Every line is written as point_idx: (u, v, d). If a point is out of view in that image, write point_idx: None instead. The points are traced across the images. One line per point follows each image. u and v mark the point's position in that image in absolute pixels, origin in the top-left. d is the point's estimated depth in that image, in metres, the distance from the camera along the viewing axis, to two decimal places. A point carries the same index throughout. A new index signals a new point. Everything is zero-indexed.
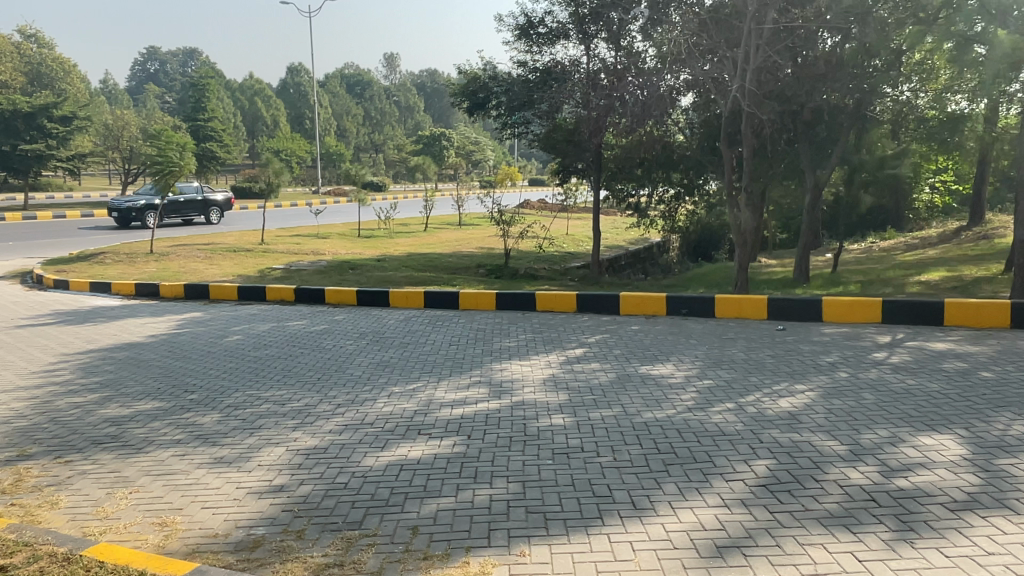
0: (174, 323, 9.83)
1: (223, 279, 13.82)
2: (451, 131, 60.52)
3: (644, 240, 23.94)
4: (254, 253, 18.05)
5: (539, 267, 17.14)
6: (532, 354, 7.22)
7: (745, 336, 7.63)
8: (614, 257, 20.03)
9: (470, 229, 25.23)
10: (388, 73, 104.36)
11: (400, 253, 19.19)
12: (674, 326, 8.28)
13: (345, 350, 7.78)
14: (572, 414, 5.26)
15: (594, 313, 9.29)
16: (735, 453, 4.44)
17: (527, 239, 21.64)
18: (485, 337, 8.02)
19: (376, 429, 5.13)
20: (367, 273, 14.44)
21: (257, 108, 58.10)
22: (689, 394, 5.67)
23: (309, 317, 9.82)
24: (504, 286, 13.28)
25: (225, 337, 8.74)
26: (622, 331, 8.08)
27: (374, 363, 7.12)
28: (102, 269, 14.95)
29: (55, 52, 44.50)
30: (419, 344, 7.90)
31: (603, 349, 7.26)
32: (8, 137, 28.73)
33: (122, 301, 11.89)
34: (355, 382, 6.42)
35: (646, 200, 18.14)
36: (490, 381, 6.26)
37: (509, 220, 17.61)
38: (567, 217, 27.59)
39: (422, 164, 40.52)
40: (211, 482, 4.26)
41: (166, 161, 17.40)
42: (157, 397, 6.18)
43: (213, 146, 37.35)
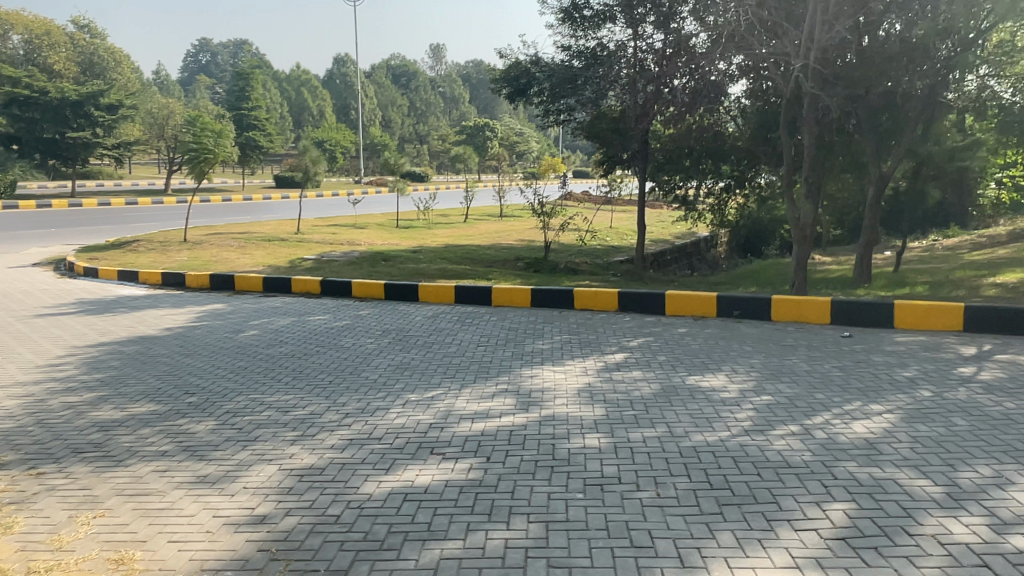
0: (194, 316, 9.39)
1: (253, 269, 13.42)
2: (494, 121, 59.87)
3: (691, 235, 22.92)
4: (289, 243, 17.70)
5: (580, 261, 16.32)
6: (566, 359, 6.52)
7: (807, 343, 6.80)
8: (659, 252, 19.16)
9: (510, 221, 24.59)
10: (433, 65, 104.00)
11: (436, 244, 18.58)
12: (726, 329, 7.47)
13: (365, 349, 7.19)
14: (608, 434, 4.55)
15: (636, 313, 8.54)
16: (805, 492, 3.68)
17: (568, 233, 20.84)
18: (516, 339, 7.34)
19: (383, 446, 4.49)
20: (400, 266, 13.89)
21: (303, 99, 58.36)
22: (745, 413, 4.90)
23: (333, 312, 9.27)
24: (542, 282, 12.56)
25: (242, 332, 8.25)
26: (668, 334, 7.32)
27: (392, 365, 6.51)
28: (134, 257, 14.73)
29: (107, 42, 45.21)
30: (444, 344, 7.25)
31: (646, 354, 6.53)
32: (56, 125, 29.05)
33: (147, 291, 11.55)
34: (370, 388, 5.81)
35: (693, 194, 17.17)
36: (517, 389, 5.59)
37: (550, 212, 16.85)
38: (611, 210, 26.74)
39: (464, 154, 39.98)
40: (187, 508, 3.68)
41: (202, 148, 17.14)
42: (155, 399, 5.67)
43: (256, 136, 37.41)
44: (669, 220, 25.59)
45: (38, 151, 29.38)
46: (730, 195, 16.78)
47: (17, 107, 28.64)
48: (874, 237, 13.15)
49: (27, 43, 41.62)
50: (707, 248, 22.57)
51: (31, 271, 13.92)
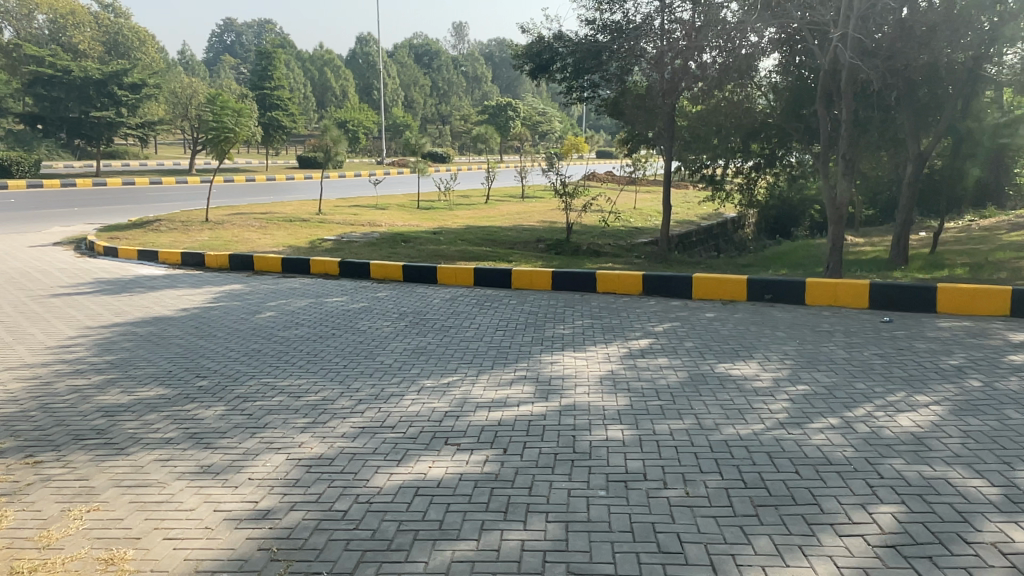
0: (210, 296, 9.24)
1: (273, 250, 13.30)
2: (517, 101, 59.22)
3: (717, 216, 22.40)
4: (310, 224, 17.56)
5: (603, 243, 15.97)
6: (588, 344, 6.24)
7: (844, 329, 6.45)
8: (684, 233, 18.74)
9: (532, 202, 24.25)
10: (456, 44, 103.13)
11: (458, 225, 18.32)
12: (757, 314, 7.14)
13: (380, 332, 6.98)
14: (632, 426, 4.28)
15: (662, 297, 8.22)
16: (848, 493, 3.38)
17: (592, 213, 20.46)
18: (535, 323, 7.06)
19: (395, 435, 4.27)
20: (420, 247, 13.65)
21: (326, 78, 58.19)
22: (780, 405, 4.59)
23: (350, 294, 9.07)
24: (564, 264, 12.25)
25: (258, 314, 8.08)
26: (696, 319, 7.00)
27: (408, 349, 6.28)
28: (155, 237, 14.67)
29: (132, 22, 45.32)
30: (462, 328, 7.01)
31: (672, 340, 6.23)
32: (80, 105, 29.17)
33: (165, 271, 11.44)
34: (384, 373, 5.59)
35: (720, 173, 16.69)
36: (536, 376, 5.34)
37: (573, 192, 16.50)
38: (635, 189, 26.24)
39: (486, 133, 39.55)
40: (186, 502, 3.49)
41: (222, 127, 16.99)
42: (163, 383, 5.51)
43: (279, 115, 37.29)
44: (695, 201, 25.06)
45: (63, 130, 29.56)
46: (758, 175, 16.27)
47: (42, 86, 28.83)
48: (911, 217, 12.64)
49: (52, 22, 41.92)
50: (734, 230, 22.06)
51: (52, 250, 13.92)
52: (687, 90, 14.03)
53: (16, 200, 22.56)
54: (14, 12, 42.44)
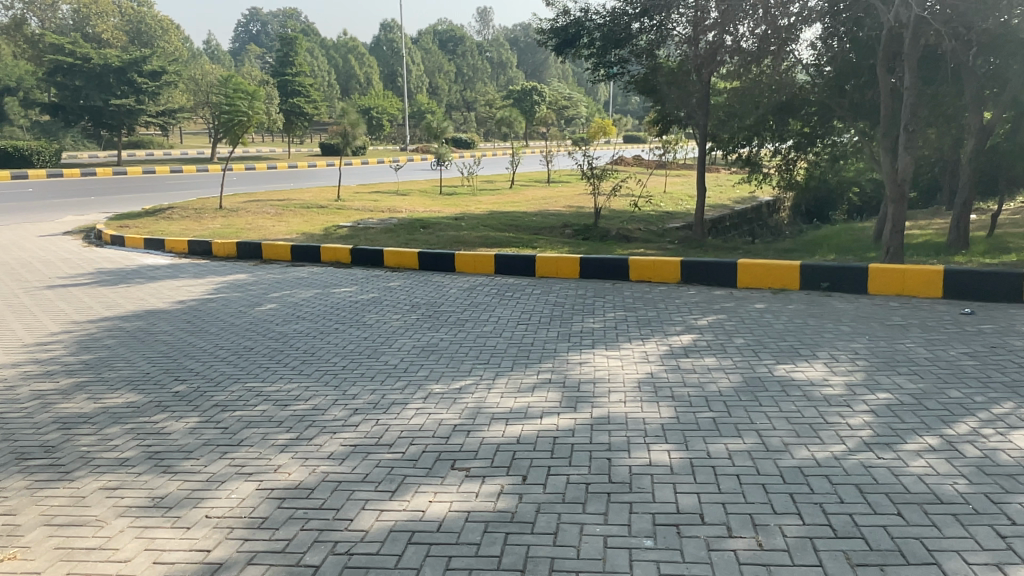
0: (211, 287, 8.60)
1: (285, 238, 12.67)
2: (542, 85, 58.00)
3: (752, 199, 21.29)
4: (328, 211, 16.90)
5: (633, 228, 15.07)
6: (621, 341, 5.43)
7: (920, 323, 5.57)
8: (718, 218, 17.76)
9: (558, 186, 23.35)
10: (481, 29, 101.50)
11: (480, 211, 17.54)
12: (814, 305, 6.27)
13: (388, 327, 6.24)
14: (682, 447, 3.48)
15: (703, 285, 7.37)
16: (974, 547, 2.58)
17: (621, 198, 19.51)
18: (561, 317, 6.26)
19: (392, 457, 3.53)
20: (438, 233, 12.90)
21: (350, 65, 57.51)
22: (860, 419, 3.77)
23: (359, 284, 8.36)
24: (592, 250, 11.42)
25: (257, 306, 7.41)
26: (745, 310, 6.16)
27: (417, 347, 5.53)
28: (165, 225, 14.12)
29: (155, 11, 45.06)
30: (479, 322, 6.23)
31: (720, 336, 5.41)
32: (101, 93, 28.85)
33: (171, 260, 10.85)
34: (386, 376, 4.85)
35: (758, 155, 15.65)
36: (562, 381, 4.55)
37: (601, 175, 15.58)
38: (665, 173, 25.20)
39: (510, 117, 38.53)
40: (123, 549, 2.80)
41: (235, 111, 16.37)
42: (137, 388, 4.84)
43: (300, 102, 36.64)
44: (729, 184, 23.94)
45: (83, 118, 29.30)
46: (799, 158, 15.21)
47: (62, 75, 28.57)
48: (972, 200, 11.56)
49: (77, 12, 41.72)
50: (769, 214, 20.98)
51: (60, 239, 13.42)
52: (723, 63, 13.02)
53: (33, 189, 22.25)
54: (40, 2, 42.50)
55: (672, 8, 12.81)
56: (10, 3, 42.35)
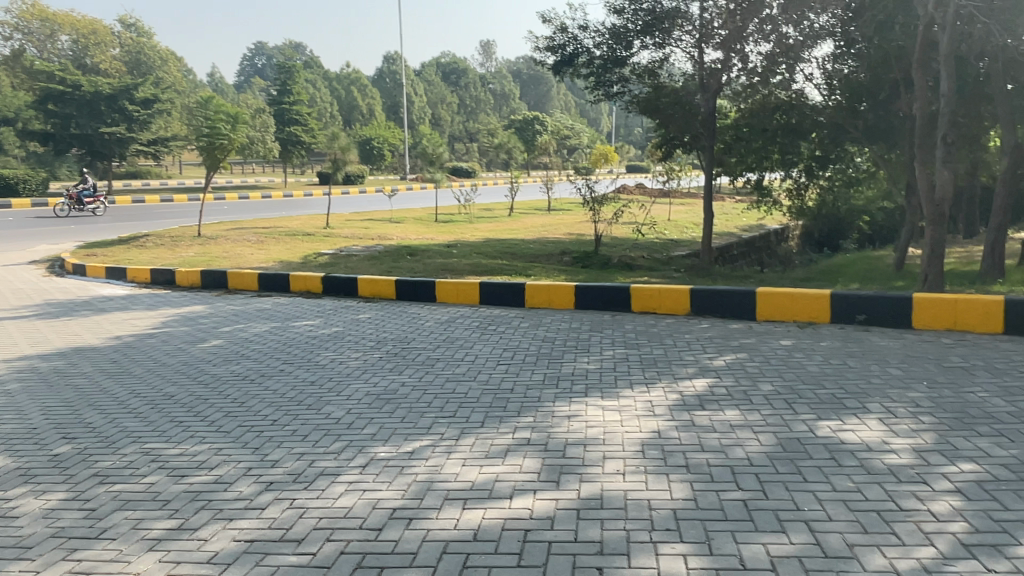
0: (160, 320, 7.64)
1: (260, 267, 11.76)
2: (544, 115, 57.62)
3: (760, 227, 20.36)
4: (314, 238, 16.02)
5: (637, 256, 14.11)
6: (619, 388, 4.40)
7: (985, 365, 4.56)
8: (725, 246, 16.86)
9: (558, 214, 22.48)
10: (483, 61, 101.49)
11: (475, 238, 16.63)
12: (852, 342, 5.26)
13: (343, 367, 5.24)
14: (705, 551, 2.46)
15: (716, 318, 6.38)
16: None
17: (623, 225, 18.60)
18: (550, 357, 5.22)
19: (293, 564, 2.52)
20: (425, 261, 11.97)
21: (352, 97, 57.24)
22: (946, 505, 2.75)
23: (325, 316, 7.39)
24: (591, 279, 10.44)
25: (202, 341, 6.43)
26: (769, 348, 5.16)
27: (372, 395, 4.51)
28: (136, 253, 13.20)
29: (155, 41, 44.78)
30: (451, 362, 5.20)
31: (742, 381, 4.39)
32: (91, 121, 28.21)
33: (129, 291, 9.91)
34: (322, 435, 3.83)
35: (767, 180, 14.75)
36: (545, 443, 3.53)
37: (602, 201, 14.66)
38: (669, 202, 24.37)
39: (511, 145, 37.86)
40: None
41: (216, 136, 15.53)
42: (10, 450, 3.84)
43: (297, 131, 36.04)
44: (736, 211, 23.00)
45: (73, 147, 28.61)
46: (810, 184, 14.24)
47: (53, 103, 27.80)
48: (1007, 224, 10.56)
49: (76, 42, 41.30)
50: (778, 242, 20.04)
51: (21, 268, 12.51)
52: (729, 82, 12.19)
53: (15, 217, 21.47)
54: (39, 33, 42.11)
55: (675, 25, 11.94)
56: (8, 33, 42.03)
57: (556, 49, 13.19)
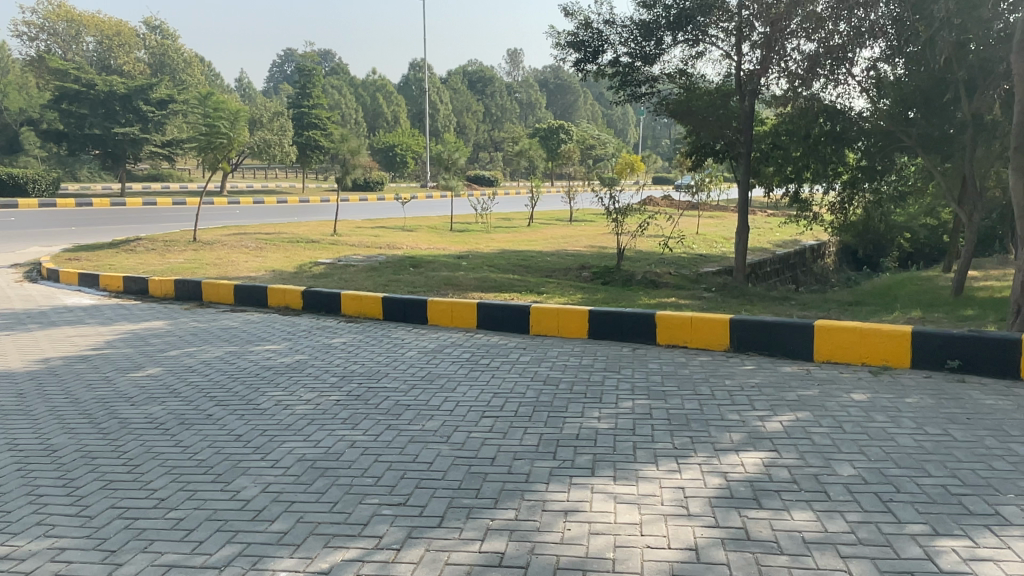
0: (109, 337, 6.60)
1: (248, 277, 10.73)
2: (571, 125, 56.50)
3: (795, 242, 19.01)
4: (318, 246, 15.02)
5: (663, 272, 12.90)
6: (638, 462, 3.22)
7: None
8: (758, 262, 15.57)
9: (580, 225, 21.32)
10: (511, 70, 100.50)
11: (490, 249, 15.53)
12: (948, 400, 4.03)
13: (287, 414, 4.09)
14: None
15: (764, 356, 5.16)
16: None
17: (648, 238, 17.36)
18: (550, 408, 4.04)
19: None
20: (428, 274, 10.87)
21: (377, 104, 56.65)
22: None
23: (294, 339, 6.27)
24: (610, 298, 9.26)
25: (137, 368, 5.33)
26: (839, 407, 3.93)
27: (306, 462, 3.36)
28: (121, 258, 12.25)
29: (180, 45, 44.43)
30: (422, 412, 4.04)
31: (811, 461, 3.19)
32: (105, 121, 27.62)
33: (95, 301, 8.91)
34: (214, 531, 2.71)
35: (808, 194, 13.37)
36: (527, 569, 2.35)
37: (626, 211, 13.46)
38: (698, 215, 23.11)
39: (535, 154, 36.83)
40: None
41: (213, 135, 14.60)
42: None
43: (317, 135, 35.29)
44: (769, 226, 21.60)
45: (88, 147, 28.04)
46: (857, 197, 12.66)
47: (68, 102, 27.27)
48: None
49: (100, 44, 41.05)
50: (814, 259, 18.72)
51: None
52: (769, 86, 10.89)
53: (18, 217, 20.75)
54: (64, 34, 41.81)
55: (710, 22, 10.65)
56: (36, 34, 42.01)
57: (580, 46, 11.71)
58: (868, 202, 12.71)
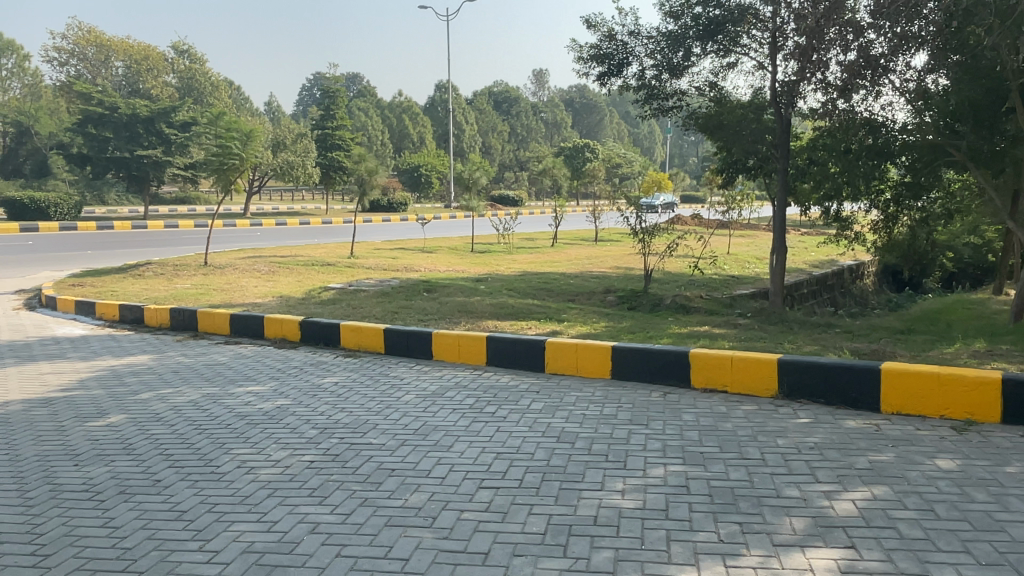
0: (84, 374, 6.02)
1: (253, 303, 10.16)
2: (596, 144, 55.95)
3: (832, 262, 18.06)
4: (331, 269, 14.48)
5: (693, 295, 12.10)
6: (673, 565, 2.48)
7: None
8: (795, 284, 14.68)
9: (606, 245, 20.58)
10: (536, 91, 100.59)
11: (511, 271, 14.86)
12: None
13: (248, 482, 3.42)
14: None
15: (819, 405, 4.39)
16: None
17: (677, 259, 16.54)
18: (563, 476, 3.31)
19: None
20: (442, 299, 10.20)
21: (402, 125, 56.65)
22: None
23: (283, 377, 5.62)
24: (636, 326, 8.51)
25: (98, 417, 4.69)
26: (925, 481, 3.15)
27: (253, 556, 2.67)
28: (126, 284, 11.77)
29: (206, 69, 44.78)
30: (408, 480, 3.33)
31: (902, 565, 2.44)
32: (128, 144, 27.63)
33: (87, 331, 8.38)
34: None
35: (848, 211, 12.44)
36: None
37: (653, 231, 12.70)
38: (729, 234, 22.23)
39: (559, 173, 36.19)
40: None
41: (225, 156, 14.13)
42: None
43: (340, 155, 35.10)
44: (804, 245, 20.63)
45: (111, 171, 28.04)
46: (902, 214, 11.63)
47: (92, 126, 27.35)
48: None
49: (128, 69, 41.50)
50: (852, 280, 17.78)
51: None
52: (805, 98, 10.07)
53: (35, 240, 20.57)
54: (94, 59, 42.37)
55: (741, 32, 9.89)
56: (66, 59, 42.64)
57: (603, 60, 10.84)
58: (914, 219, 11.69)
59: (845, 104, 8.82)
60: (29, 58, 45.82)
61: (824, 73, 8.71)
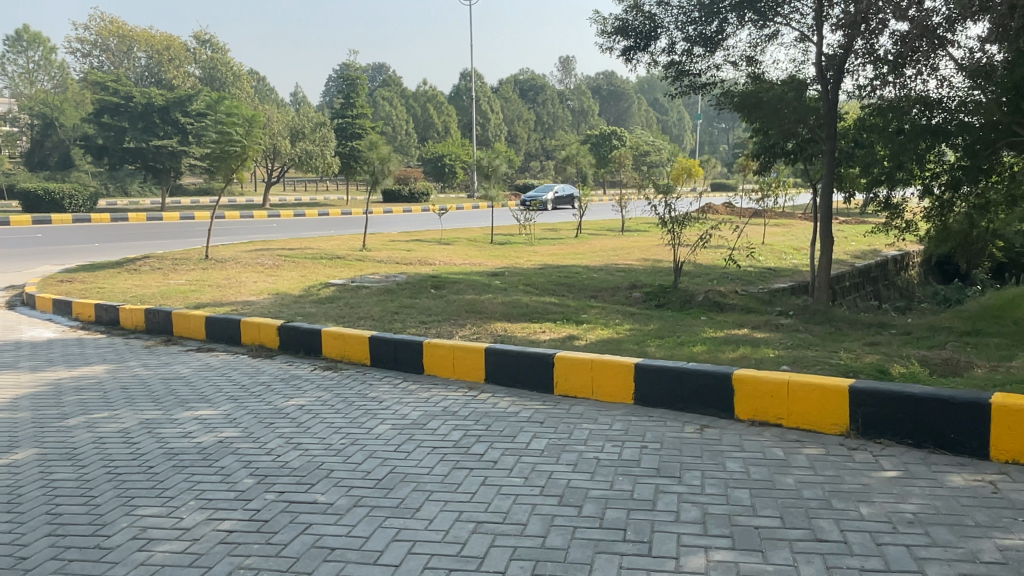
0: (21, 390, 5.20)
1: (245, 301, 9.35)
2: (624, 131, 54.62)
3: (876, 252, 16.80)
4: (340, 262, 13.66)
5: (728, 290, 11.06)
6: None
7: None
8: (837, 276, 13.50)
9: (633, 235, 19.53)
10: (563, 78, 99.01)
11: (531, 264, 13.87)
12: None
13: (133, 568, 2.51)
14: None
15: (906, 448, 3.37)
16: None
17: (707, 251, 15.45)
18: (561, 569, 2.36)
19: None
20: (451, 297, 9.30)
21: (426, 114, 55.85)
22: None
23: (243, 397, 4.74)
24: (665, 328, 7.51)
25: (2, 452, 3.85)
26: None
27: None
28: (116, 280, 11.02)
29: (228, 58, 44.29)
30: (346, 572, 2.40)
31: None
32: (143, 134, 27.15)
33: (56, 335, 7.60)
34: None
35: (899, 197, 11.19)
36: None
37: (683, 221, 11.64)
38: (764, 224, 21.00)
39: (588, 161, 35.08)
40: None
41: (225, 143, 13.21)
42: None
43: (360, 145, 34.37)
44: (845, 235, 19.31)
45: (127, 162, 27.61)
46: (957, 201, 10.23)
47: (108, 115, 26.99)
48: None
49: (150, 59, 41.18)
50: (897, 271, 16.53)
51: None
52: (853, 72, 8.89)
53: (47, 233, 20.09)
54: (116, 50, 42.13)
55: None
56: (89, 50, 42.45)
57: (628, 33, 9.67)
58: (971, 207, 10.38)
59: (896, 79, 7.58)
60: (56, 50, 45.86)
61: (874, 46, 7.51)
